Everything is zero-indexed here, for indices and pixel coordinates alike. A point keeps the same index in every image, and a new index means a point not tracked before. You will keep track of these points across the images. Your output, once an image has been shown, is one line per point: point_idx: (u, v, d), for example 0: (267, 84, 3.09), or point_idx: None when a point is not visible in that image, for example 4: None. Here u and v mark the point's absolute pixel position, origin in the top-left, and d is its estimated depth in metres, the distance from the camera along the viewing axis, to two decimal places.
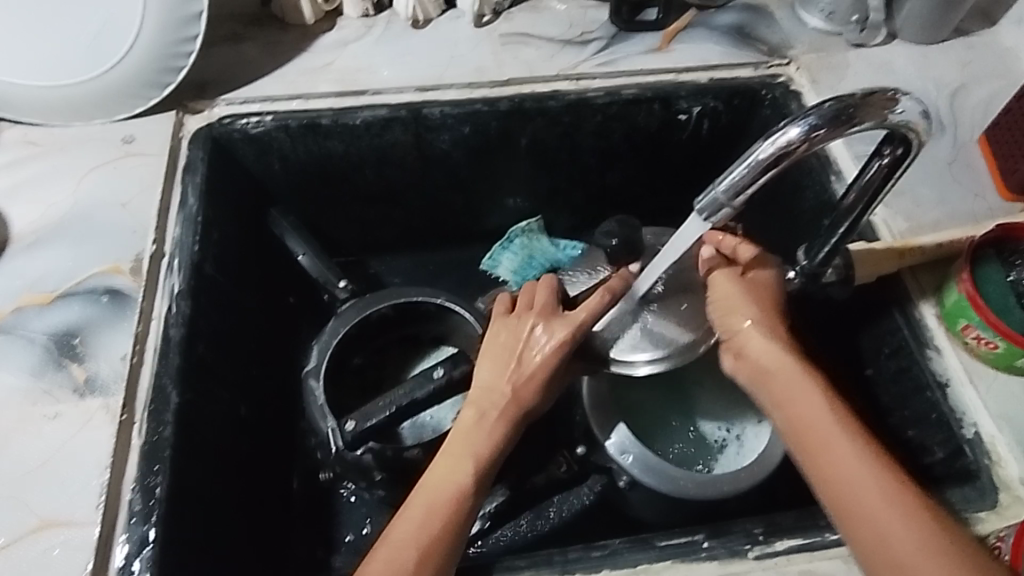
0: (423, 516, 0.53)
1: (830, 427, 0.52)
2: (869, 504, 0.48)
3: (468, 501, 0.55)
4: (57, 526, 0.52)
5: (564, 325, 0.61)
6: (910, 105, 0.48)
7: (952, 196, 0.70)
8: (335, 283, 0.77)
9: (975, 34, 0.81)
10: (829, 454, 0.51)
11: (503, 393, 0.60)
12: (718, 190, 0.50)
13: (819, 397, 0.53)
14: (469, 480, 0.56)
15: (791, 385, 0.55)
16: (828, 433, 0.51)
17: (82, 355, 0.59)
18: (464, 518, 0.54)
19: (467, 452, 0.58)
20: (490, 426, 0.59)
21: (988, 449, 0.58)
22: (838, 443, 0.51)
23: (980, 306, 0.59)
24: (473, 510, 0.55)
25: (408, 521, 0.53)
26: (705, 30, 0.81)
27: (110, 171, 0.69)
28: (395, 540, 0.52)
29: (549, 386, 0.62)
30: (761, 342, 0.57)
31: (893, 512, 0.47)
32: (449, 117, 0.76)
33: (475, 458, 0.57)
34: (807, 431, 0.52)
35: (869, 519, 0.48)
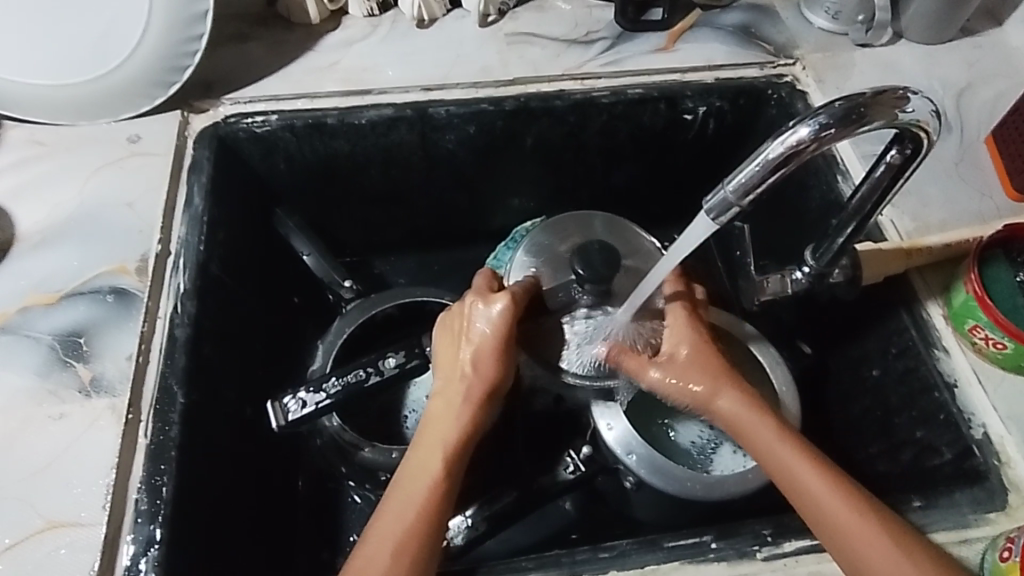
0: (402, 510, 0.54)
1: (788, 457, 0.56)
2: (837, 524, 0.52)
3: (441, 490, 0.56)
4: (64, 527, 0.52)
5: (505, 295, 0.60)
6: (920, 103, 0.48)
7: (958, 196, 0.70)
8: (340, 282, 0.78)
9: (982, 34, 0.81)
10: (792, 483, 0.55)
11: (465, 374, 0.60)
12: (726, 190, 0.49)
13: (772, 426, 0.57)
14: (439, 472, 0.56)
15: (747, 418, 0.58)
16: (787, 462, 0.56)
17: (88, 355, 0.59)
18: (438, 510, 0.55)
19: (439, 440, 0.58)
20: (454, 409, 0.59)
21: (996, 449, 0.58)
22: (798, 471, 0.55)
23: (988, 306, 0.59)
24: (445, 498, 0.56)
25: (388, 517, 0.54)
26: (711, 30, 0.81)
27: (116, 170, 0.69)
28: (382, 535, 0.53)
29: (512, 360, 0.61)
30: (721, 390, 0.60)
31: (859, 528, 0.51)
32: (455, 117, 0.75)
33: (440, 449, 0.58)
34: (770, 463, 0.56)
35: (842, 531, 0.52)
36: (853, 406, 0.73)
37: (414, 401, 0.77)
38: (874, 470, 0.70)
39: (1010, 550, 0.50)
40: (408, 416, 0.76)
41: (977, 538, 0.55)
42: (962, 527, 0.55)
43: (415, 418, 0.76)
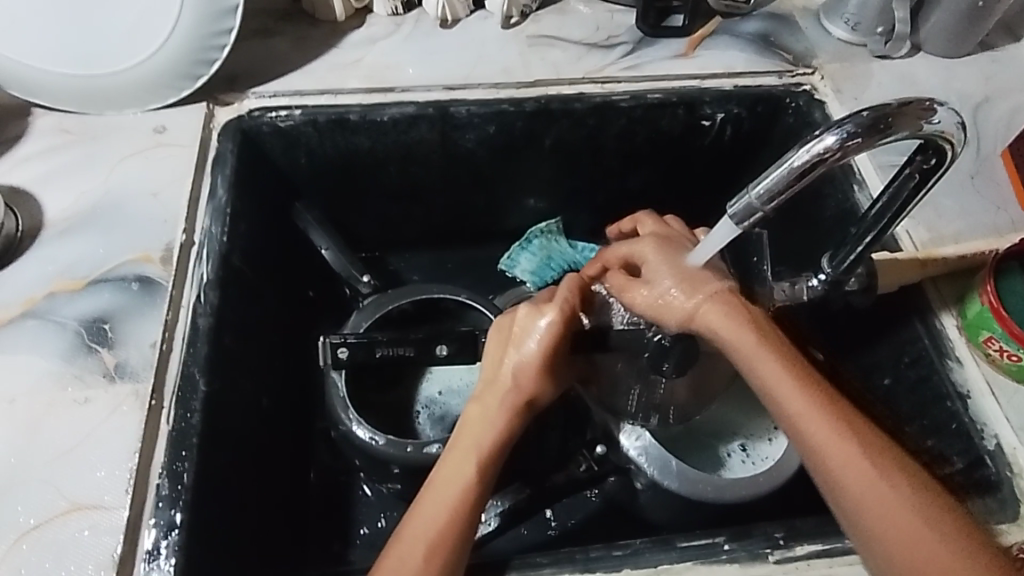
0: (431, 517, 0.53)
1: (817, 427, 0.52)
2: (864, 506, 0.49)
3: (473, 497, 0.55)
4: (87, 509, 0.53)
5: (558, 308, 0.61)
6: (946, 114, 0.49)
7: (973, 208, 0.70)
8: (358, 276, 0.79)
9: (1000, 49, 0.82)
10: (825, 455, 0.51)
11: (511, 382, 0.60)
12: (752, 196, 0.50)
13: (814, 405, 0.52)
14: (473, 477, 0.55)
15: (771, 373, 0.54)
16: (815, 430, 0.52)
17: (112, 342, 0.60)
18: (469, 517, 0.54)
19: (473, 445, 0.57)
20: (496, 411, 0.59)
21: (1009, 460, 0.59)
22: (824, 440, 0.51)
23: (1003, 318, 0.59)
24: (477, 504, 0.55)
25: (414, 524, 0.53)
26: (730, 37, 0.82)
27: (142, 160, 0.70)
28: (404, 543, 0.52)
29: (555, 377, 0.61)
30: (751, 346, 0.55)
31: (891, 510, 0.49)
32: (475, 116, 0.76)
33: (471, 455, 0.57)
34: (817, 444, 0.51)
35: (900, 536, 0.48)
36: None
37: (427, 397, 0.79)
38: None
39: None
40: (420, 413, 0.78)
41: None
42: None
43: (428, 414, 0.78)
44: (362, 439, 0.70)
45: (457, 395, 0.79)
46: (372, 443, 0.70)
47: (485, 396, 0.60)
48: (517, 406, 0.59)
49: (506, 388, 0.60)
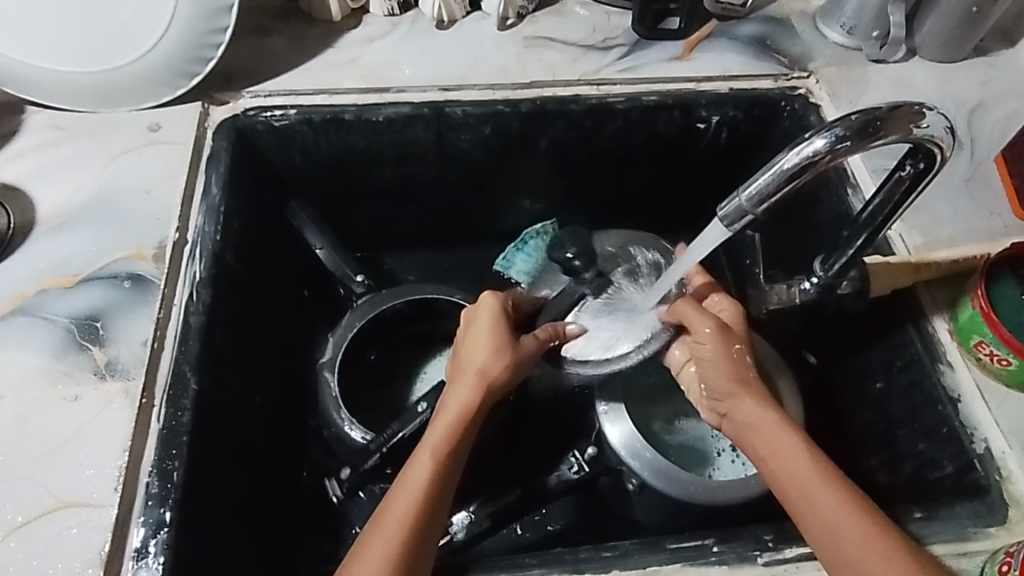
0: (403, 498, 0.52)
1: (800, 466, 0.53)
2: (838, 532, 0.50)
3: (445, 476, 0.54)
4: (75, 506, 0.53)
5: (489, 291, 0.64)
6: (936, 119, 0.49)
7: (967, 212, 0.70)
8: (352, 276, 0.79)
9: (995, 54, 0.82)
10: (809, 495, 0.52)
11: (469, 369, 0.59)
12: (742, 198, 0.50)
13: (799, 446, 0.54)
14: (429, 471, 0.53)
15: (749, 417, 0.57)
16: (787, 465, 0.53)
17: (103, 339, 0.60)
18: (423, 517, 0.51)
19: (431, 439, 0.56)
20: (460, 400, 0.58)
21: (997, 464, 0.59)
22: (815, 488, 0.52)
23: (994, 322, 0.60)
24: (448, 484, 0.54)
25: (390, 510, 0.51)
26: (726, 40, 0.82)
27: (136, 157, 0.70)
28: (381, 526, 0.51)
29: (514, 355, 0.59)
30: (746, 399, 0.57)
31: (860, 542, 0.49)
32: (470, 117, 0.76)
33: (431, 449, 0.55)
34: (791, 485, 0.53)
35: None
36: (857, 420, 0.73)
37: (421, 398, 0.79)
38: (875, 481, 0.70)
39: (1010, 564, 0.51)
40: None
41: (977, 551, 0.55)
42: (963, 539, 0.56)
43: None
44: (354, 439, 0.70)
45: None
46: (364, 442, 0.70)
47: (453, 381, 0.60)
48: (486, 384, 0.58)
49: (465, 376, 0.59)
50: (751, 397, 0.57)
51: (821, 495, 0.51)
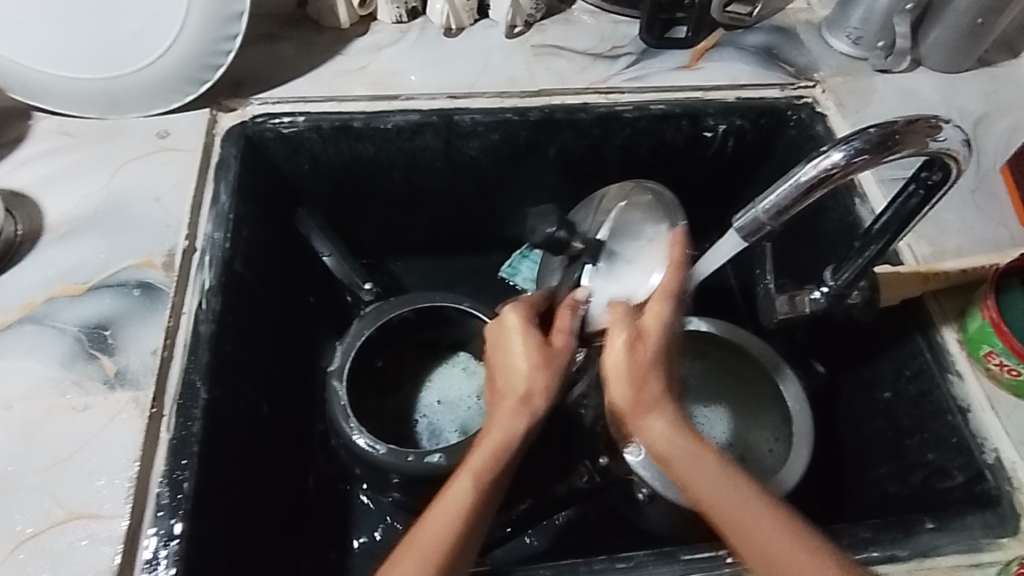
0: (438, 526, 0.49)
1: (773, 533, 0.47)
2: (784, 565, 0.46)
3: (484, 505, 0.52)
4: (85, 517, 0.52)
5: (512, 305, 0.63)
6: (952, 132, 0.49)
7: (974, 223, 0.71)
8: (360, 285, 0.78)
9: (999, 65, 0.82)
10: (784, 573, 0.46)
11: (517, 389, 0.57)
12: (759, 210, 0.51)
13: (712, 459, 0.51)
14: (470, 499, 0.51)
15: (704, 472, 0.50)
16: (707, 486, 0.50)
17: (113, 347, 0.60)
18: (457, 555, 0.49)
19: (475, 466, 0.53)
20: (506, 425, 0.56)
21: (1007, 474, 0.59)
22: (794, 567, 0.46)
23: (1005, 334, 0.60)
24: (488, 510, 0.52)
25: (422, 535, 0.49)
26: (733, 49, 0.83)
27: (144, 164, 0.69)
28: (415, 545, 0.49)
29: (557, 375, 0.58)
30: (656, 402, 0.52)
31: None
32: (479, 125, 0.76)
33: (473, 474, 0.52)
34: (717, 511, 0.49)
35: None
36: (865, 428, 0.73)
37: (425, 406, 0.78)
38: (884, 491, 0.69)
39: None
40: (419, 420, 0.77)
41: (988, 563, 0.55)
42: (973, 550, 0.56)
43: (427, 423, 0.77)
44: (364, 449, 0.69)
45: (454, 404, 0.78)
46: (372, 452, 0.68)
47: (500, 402, 0.58)
48: (531, 409, 0.57)
49: (510, 399, 0.57)
50: (668, 409, 0.53)
51: (750, 517, 0.48)
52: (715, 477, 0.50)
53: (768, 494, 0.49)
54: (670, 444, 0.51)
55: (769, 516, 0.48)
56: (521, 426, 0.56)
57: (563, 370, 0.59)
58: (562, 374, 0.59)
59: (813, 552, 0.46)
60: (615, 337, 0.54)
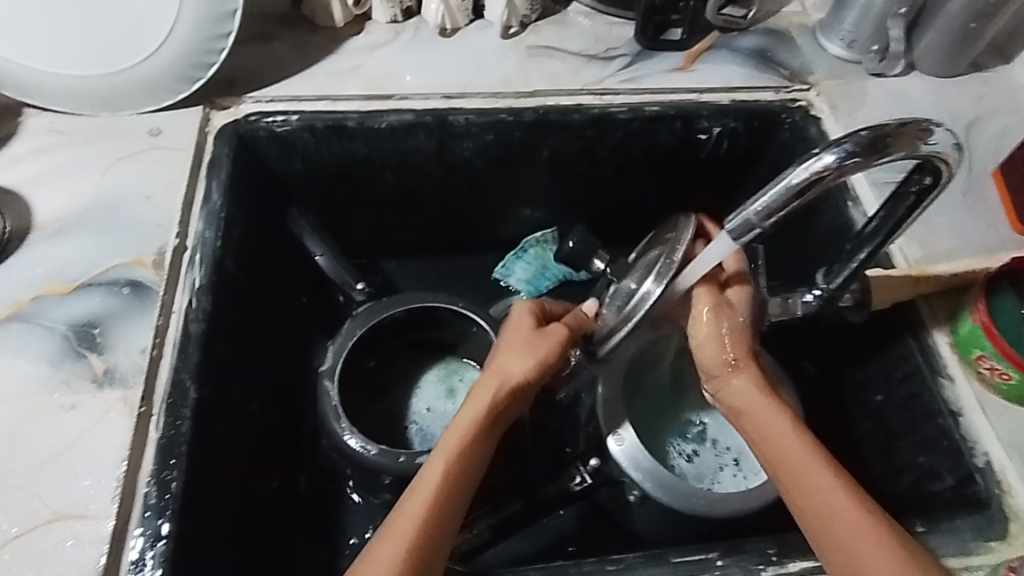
0: (412, 504, 0.52)
1: (826, 481, 0.53)
2: (833, 508, 0.51)
3: (455, 484, 0.53)
4: (71, 518, 0.52)
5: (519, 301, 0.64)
6: (943, 135, 0.49)
7: (966, 226, 0.71)
8: (352, 284, 0.79)
9: (991, 70, 0.83)
10: (830, 515, 0.51)
11: (494, 369, 0.59)
12: (751, 211, 0.51)
13: (782, 417, 0.56)
14: (441, 476, 0.53)
15: (775, 423, 0.56)
16: (779, 436, 0.55)
17: (102, 346, 0.59)
18: (434, 529, 0.51)
19: (447, 444, 0.55)
20: (479, 403, 0.57)
21: (998, 478, 0.58)
22: (841, 503, 0.51)
23: (995, 336, 0.60)
24: (461, 488, 0.54)
25: (401, 513, 0.51)
26: (727, 52, 0.83)
27: (135, 162, 0.69)
28: (391, 527, 0.51)
29: (538, 356, 0.59)
30: (746, 363, 0.58)
31: (858, 521, 0.50)
32: (473, 125, 0.76)
33: (443, 454, 0.54)
34: (783, 459, 0.55)
35: (858, 549, 0.50)
36: (857, 430, 0.73)
37: (416, 414, 0.77)
38: (874, 493, 0.70)
39: None
40: (410, 427, 0.76)
41: (978, 566, 0.55)
42: (964, 553, 0.56)
43: (418, 430, 0.76)
44: (355, 450, 0.68)
45: (445, 413, 0.77)
46: (363, 453, 0.68)
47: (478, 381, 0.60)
48: (507, 387, 0.58)
49: (487, 377, 0.59)
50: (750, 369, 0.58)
51: (810, 466, 0.53)
52: (784, 438, 0.55)
53: (825, 450, 0.54)
54: (747, 397, 0.58)
55: (824, 467, 0.53)
56: (494, 402, 0.57)
57: (548, 353, 0.60)
58: (546, 357, 0.60)
59: (858, 499, 0.52)
60: (706, 306, 0.59)
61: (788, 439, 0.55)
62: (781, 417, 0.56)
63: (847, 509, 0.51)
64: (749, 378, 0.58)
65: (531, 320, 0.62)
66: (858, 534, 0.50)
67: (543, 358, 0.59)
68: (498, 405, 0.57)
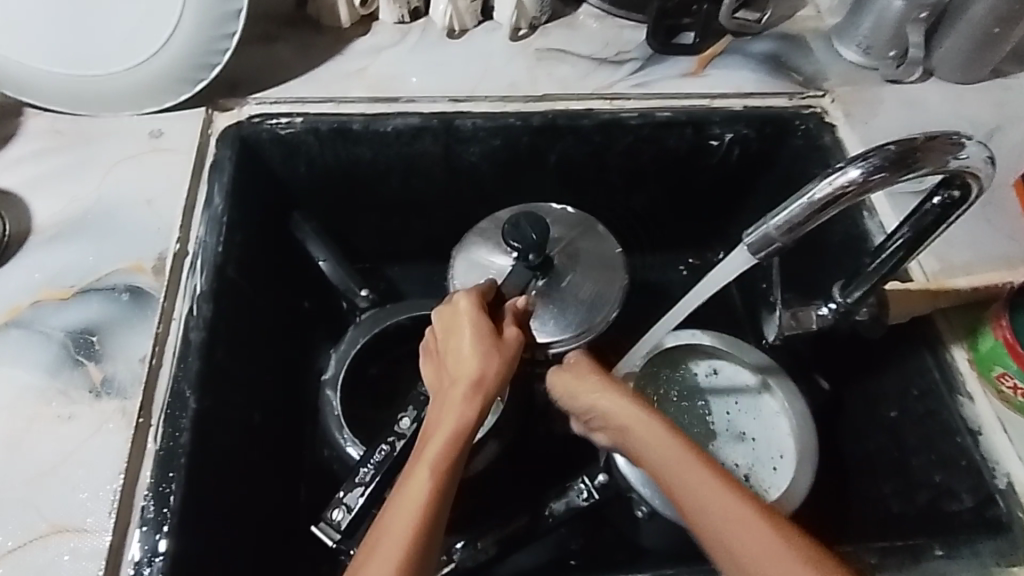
0: (402, 512, 0.47)
1: (694, 476, 0.48)
2: (702, 503, 0.47)
3: (445, 489, 0.49)
4: (66, 532, 0.51)
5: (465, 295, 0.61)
6: (974, 149, 0.47)
7: (986, 238, 0.69)
8: (356, 292, 0.77)
9: (1011, 76, 0.81)
10: (705, 511, 0.47)
11: (464, 375, 0.56)
12: (771, 226, 0.49)
13: (659, 425, 0.53)
14: (429, 484, 0.48)
15: (644, 432, 0.53)
16: (647, 443, 0.53)
17: (99, 355, 0.58)
18: (427, 539, 0.46)
19: (431, 453, 0.51)
20: (456, 411, 0.54)
21: (1020, 500, 0.57)
22: (715, 501, 0.46)
23: (1019, 354, 0.58)
24: (450, 495, 0.49)
25: (388, 523, 0.46)
26: (740, 56, 0.81)
27: (136, 165, 0.68)
28: (378, 542, 0.45)
29: (505, 358, 0.58)
30: (604, 392, 0.58)
31: (737, 512, 0.45)
32: (481, 129, 0.75)
33: (428, 461, 0.50)
34: (655, 466, 0.51)
35: (738, 547, 0.44)
36: (871, 446, 0.71)
37: None
38: (888, 511, 0.68)
39: None
40: None
41: None
42: None
43: None
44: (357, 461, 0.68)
45: None
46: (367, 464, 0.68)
47: (446, 390, 0.57)
48: (482, 393, 0.56)
49: (459, 384, 0.56)
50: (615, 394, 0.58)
51: (676, 462, 0.50)
52: (655, 445, 0.52)
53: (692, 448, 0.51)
54: (622, 413, 0.56)
55: (694, 460, 0.49)
56: (473, 406, 0.55)
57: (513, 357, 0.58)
58: (512, 361, 0.58)
59: (739, 494, 0.47)
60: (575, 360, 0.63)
61: (664, 444, 0.52)
62: (659, 427, 0.53)
63: (719, 500, 0.46)
64: (616, 398, 0.57)
65: (488, 322, 0.60)
66: (739, 527, 0.45)
67: (510, 361, 0.58)
68: (477, 409, 0.55)
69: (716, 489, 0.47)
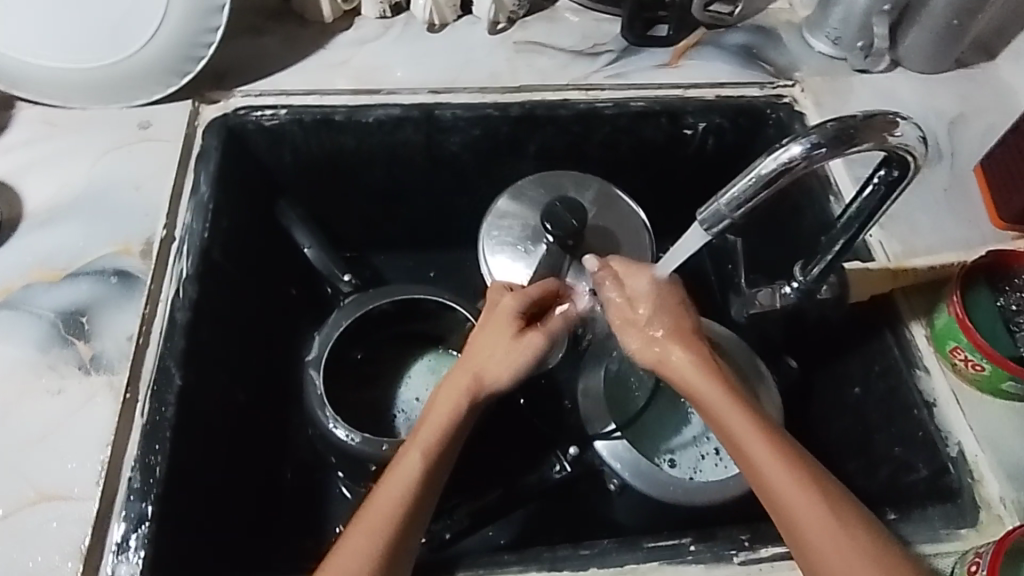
0: (387, 493, 0.52)
1: (767, 461, 0.52)
2: (779, 492, 0.51)
3: (432, 474, 0.54)
4: (56, 499, 0.53)
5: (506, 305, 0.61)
6: (910, 128, 0.50)
7: (947, 223, 0.71)
8: (340, 276, 0.80)
9: (976, 67, 0.83)
10: (781, 499, 0.51)
11: (473, 369, 0.60)
12: (721, 203, 0.52)
13: (737, 403, 0.56)
14: (418, 470, 0.54)
15: (717, 403, 0.56)
16: (722, 416, 0.55)
17: (89, 333, 0.60)
18: (409, 519, 0.52)
19: (423, 439, 0.56)
20: (454, 400, 0.58)
21: (970, 468, 0.60)
22: (776, 476, 0.52)
23: (970, 330, 0.61)
24: (436, 478, 0.55)
25: (375, 501, 0.52)
26: (714, 48, 0.83)
27: (125, 153, 0.70)
28: (363, 519, 0.51)
29: (518, 363, 0.60)
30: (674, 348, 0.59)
31: (807, 506, 0.50)
32: (460, 119, 0.77)
33: (419, 448, 0.55)
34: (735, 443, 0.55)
35: (810, 535, 0.50)
36: (837, 424, 0.74)
37: (404, 403, 0.78)
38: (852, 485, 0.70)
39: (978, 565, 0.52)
40: (398, 416, 0.78)
41: (948, 553, 0.56)
42: (934, 541, 0.57)
43: (405, 418, 0.78)
44: (338, 438, 0.69)
45: None
46: (347, 441, 0.69)
47: (451, 376, 0.60)
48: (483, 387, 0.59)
49: (468, 376, 0.59)
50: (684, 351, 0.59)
51: (752, 445, 0.53)
52: (737, 423, 0.55)
53: (771, 431, 0.54)
54: (690, 376, 0.58)
55: (772, 448, 0.53)
56: (473, 399, 0.59)
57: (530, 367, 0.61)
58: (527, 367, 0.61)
59: (810, 486, 0.51)
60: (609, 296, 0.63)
61: (739, 426, 0.55)
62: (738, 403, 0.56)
63: (795, 493, 0.51)
64: (685, 356, 0.59)
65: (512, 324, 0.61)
66: (810, 521, 0.50)
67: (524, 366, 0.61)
68: (477, 403, 0.59)
69: (785, 481, 0.51)
